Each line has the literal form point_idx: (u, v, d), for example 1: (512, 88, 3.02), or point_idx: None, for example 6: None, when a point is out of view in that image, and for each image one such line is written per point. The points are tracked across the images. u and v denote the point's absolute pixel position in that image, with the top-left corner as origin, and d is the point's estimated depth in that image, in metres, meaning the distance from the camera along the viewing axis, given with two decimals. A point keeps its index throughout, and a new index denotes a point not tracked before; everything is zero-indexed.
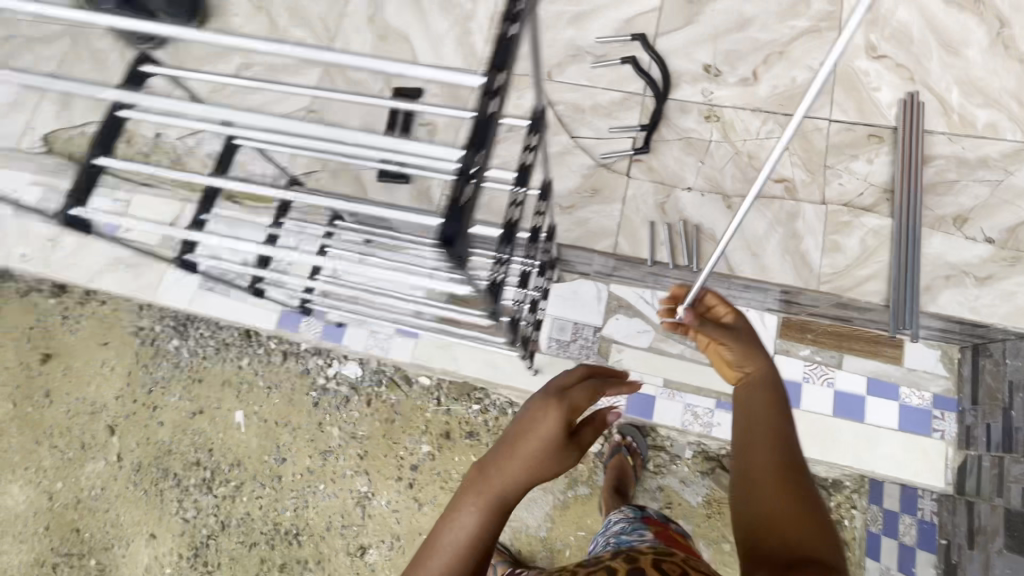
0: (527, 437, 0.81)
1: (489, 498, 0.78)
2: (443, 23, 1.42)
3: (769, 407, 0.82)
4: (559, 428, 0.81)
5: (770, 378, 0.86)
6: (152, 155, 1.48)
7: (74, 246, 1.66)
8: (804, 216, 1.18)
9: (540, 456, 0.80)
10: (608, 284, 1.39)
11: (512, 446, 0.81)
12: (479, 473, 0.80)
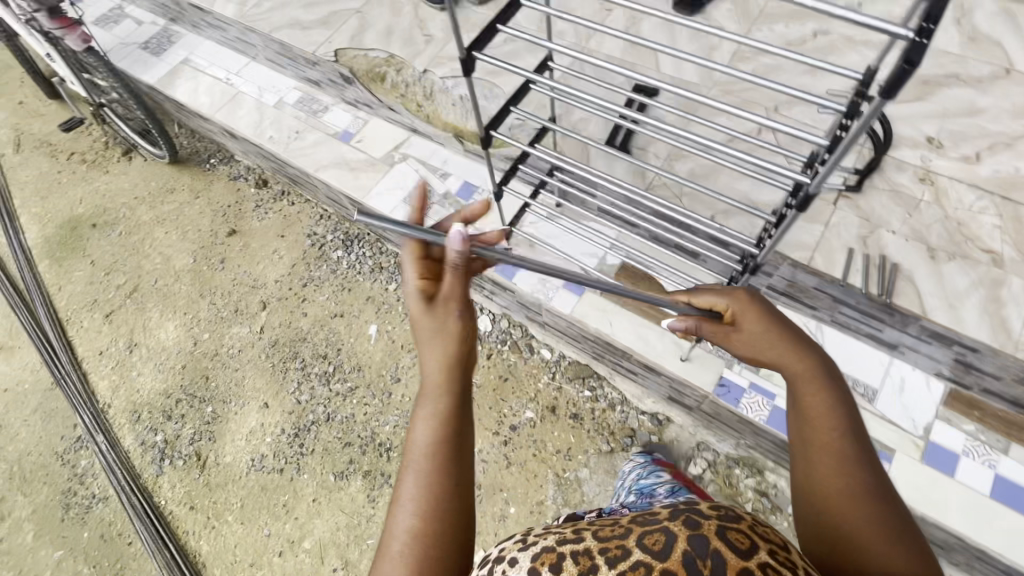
0: (425, 337, 0.86)
1: (437, 402, 0.85)
2: (690, 46, 1.64)
3: (824, 406, 0.83)
4: (464, 334, 0.86)
5: (817, 376, 0.85)
6: (415, 85, 1.77)
7: (315, 142, 1.97)
8: (1010, 285, 1.29)
9: (449, 335, 0.85)
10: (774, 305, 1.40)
11: (425, 356, 0.87)
12: (424, 390, 0.87)
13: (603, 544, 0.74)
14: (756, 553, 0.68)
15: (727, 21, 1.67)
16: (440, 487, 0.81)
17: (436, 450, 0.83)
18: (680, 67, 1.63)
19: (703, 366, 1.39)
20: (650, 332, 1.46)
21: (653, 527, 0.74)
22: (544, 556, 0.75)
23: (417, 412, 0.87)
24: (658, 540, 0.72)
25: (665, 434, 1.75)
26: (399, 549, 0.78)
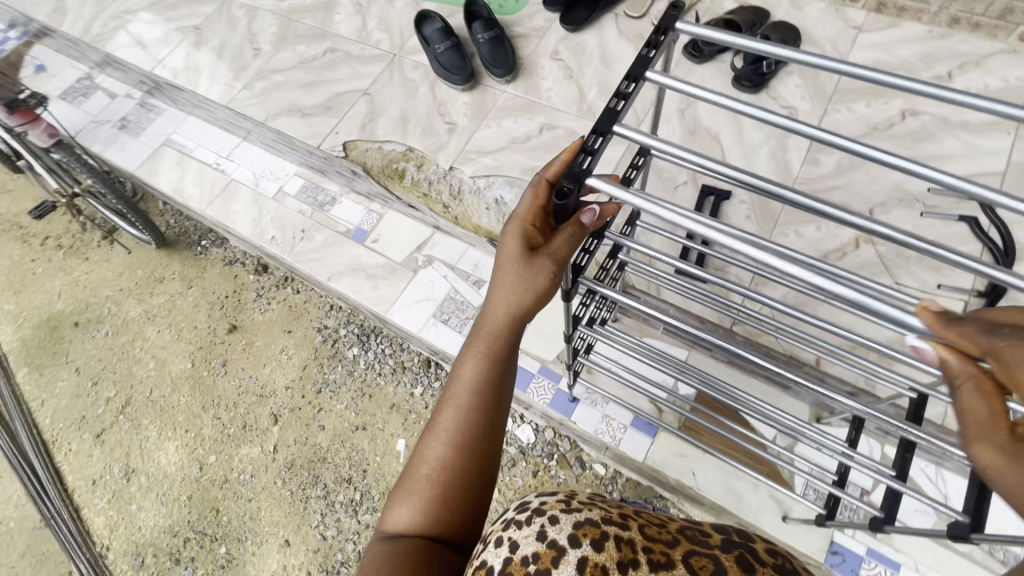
0: (507, 266, 0.61)
1: (490, 349, 0.64)
2: (760, 133, 1.42)
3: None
4: (547, 292, 0.62)
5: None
6: (439, 184, 1.58)
7: (326, 242, 1.72)
8: None
9: (518, 289, 0.61)
10: (882, 442, 1.18)
11: (500, 293, 0.62)
12: (485, 327, 0.64)
13: (648, 543, 0.58)
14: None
15: (797, 99, 1.45)
16: (472, 437, 0.62)
17: (480, 392, 0.64)
18: (750, 159, 1.40)
19: (809, 529, 1.20)
20: (742, 485, 1.27)
21: (703, 548, 0.57)
22: (588, 528, 0.58)
23: (468, 345, 0.66)
24: (707, 566, 0.55)
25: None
26: (420, 480, 0.62)
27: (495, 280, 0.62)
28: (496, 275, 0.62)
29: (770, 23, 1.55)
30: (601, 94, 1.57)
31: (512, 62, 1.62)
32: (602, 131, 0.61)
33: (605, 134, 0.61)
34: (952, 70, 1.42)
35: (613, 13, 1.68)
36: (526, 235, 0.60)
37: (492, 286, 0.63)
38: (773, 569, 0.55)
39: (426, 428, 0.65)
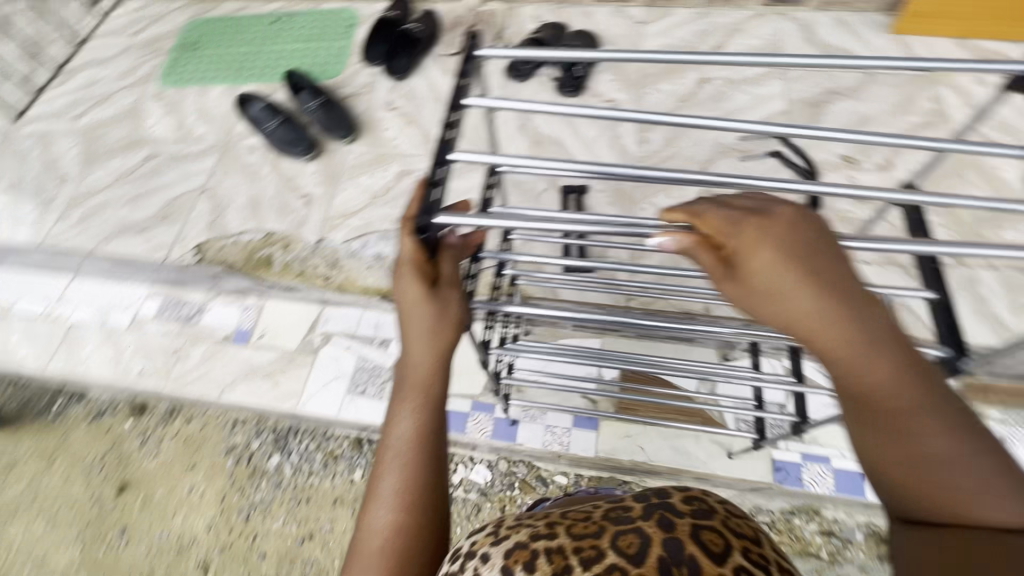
0: (411, 312, 0.59)
1: (422, 400, 0.60)
2: (593, 129, 1.57)
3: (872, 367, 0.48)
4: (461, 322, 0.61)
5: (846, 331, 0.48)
6: (313, 259, 1.53)
7: (205, 357, 1.57)
8: (982, 279, 1.24)
9: (435, 328, 0.59)
10: (780, 358, 1.33)
11: (414, 337, 0.60)
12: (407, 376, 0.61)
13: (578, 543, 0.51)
14: (731, 555, 0.49)
15: (614, 92, 1.63)
16: (418, 492, 0.58)
17: (420, 444, 0.60)
18: (593, 152, 1.53)
19: (752, 458, 1.32)
20: (686, 442, 1.36)
21: (626, 524, 0.52)
22: (517, 553, 0.51)
23: (396, 400, 0.62)
24: (633, 542, 0.50)
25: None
26: (372, 555, 0.56)
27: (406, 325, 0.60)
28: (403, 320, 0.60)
29: (570, 34, 1.73)
30: (446, 131, 1.63)
31: (350, 121, 1.63)
32: (439, 160, 0.62)
33: (445, 162, 0.63)
34: (722, 40, 1.68)
35: (431, 54, 1.78)
36: (418, 273, 0.57)
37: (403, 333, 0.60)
38: (692, 519, 0.52)
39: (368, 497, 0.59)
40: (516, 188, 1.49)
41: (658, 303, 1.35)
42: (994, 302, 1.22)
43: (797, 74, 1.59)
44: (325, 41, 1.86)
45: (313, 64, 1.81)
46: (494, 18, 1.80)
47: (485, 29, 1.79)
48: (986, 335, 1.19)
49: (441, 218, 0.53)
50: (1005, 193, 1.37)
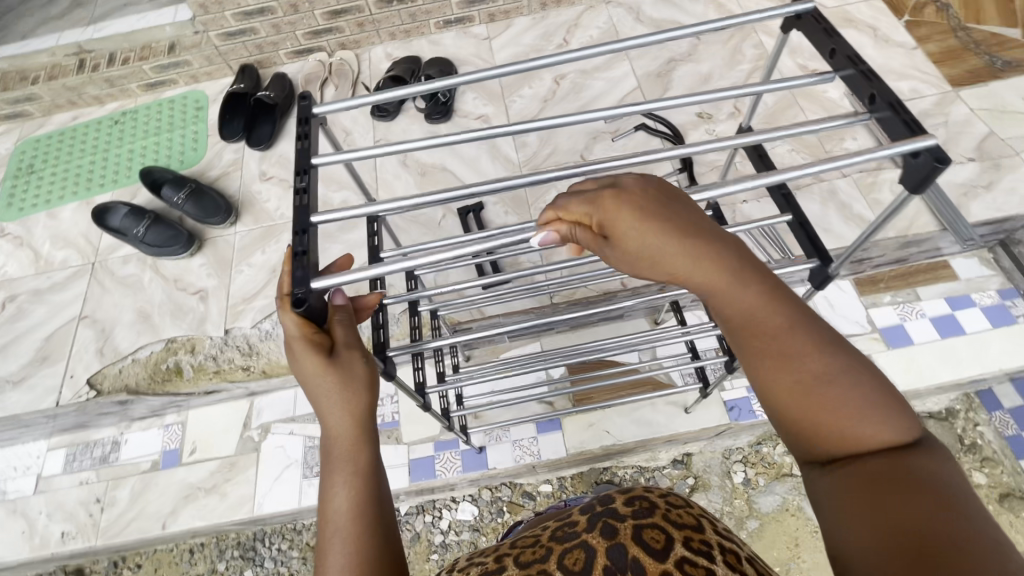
0: (316, 382, 0.57)
1: (354, 464, 0.57)
2: (472, 146, 1.60)
3: (746, 298, 0.52)
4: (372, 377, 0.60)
5: (718, 263, 0.52)
6: (224, 354, 1.41)
7: (131, 496, 1.43)
8: (839, 187, 1.40)
9: (346, 382, 0.58)
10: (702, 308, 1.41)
11: (327, 405, 0.58)
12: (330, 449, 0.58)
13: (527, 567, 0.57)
14: (674, 547, 0.54)
15: (482, 108, 1.68)
16: (370, 565, 0.52)
17: (360, 513, 0.55)
18: (478, 169, 1.56)
19: (706, 407, 1.38)
20: (644, 412, 1.40)
21: (571, 540, 0.58)
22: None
23: (325, 474, 0.57)
24: (579, 556, 0.56)
25: (695, 471, 1.44)
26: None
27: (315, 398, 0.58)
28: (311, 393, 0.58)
29: (424, 64, 1.77)
30: (329, 186, 1.60)
31: (227, 203, 1.55)
32: (304, 227, 0.62)
33: (308, 229, 0.62)
34: (565, 37, 1.79)
35: (293, 115, 1.75)
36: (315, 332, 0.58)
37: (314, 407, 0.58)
38: (632, 519, 0.58)
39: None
40: (415, 222, 1.49)
41: (579, 292, 1.38)
42: (855, 204, 1.37)
43: (638, 51, 1.72)
44: (177, 130, 1.78)
45: (170, 156, 1.72)
46: (346, 66, 1.80)
47: (340, 79, 1.79)
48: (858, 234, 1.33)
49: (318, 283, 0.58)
50: (835, 110, 1.55)
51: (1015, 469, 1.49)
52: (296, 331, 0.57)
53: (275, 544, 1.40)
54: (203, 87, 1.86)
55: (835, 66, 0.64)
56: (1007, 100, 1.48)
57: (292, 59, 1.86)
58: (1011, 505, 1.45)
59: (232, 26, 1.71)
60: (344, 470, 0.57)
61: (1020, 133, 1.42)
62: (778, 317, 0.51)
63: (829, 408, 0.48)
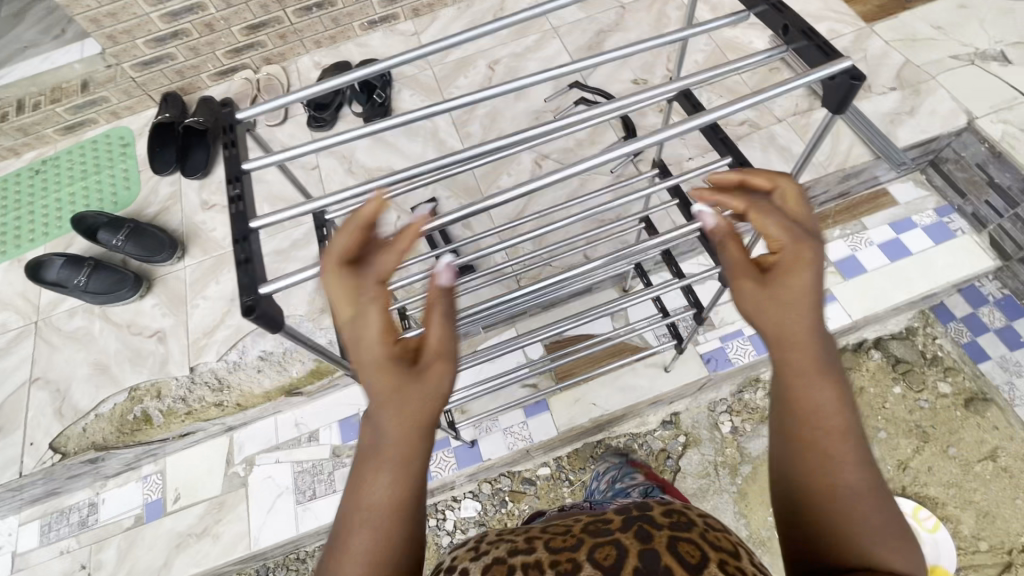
0: (384, 374, 0.51)
1: (398, 468, 0.50)
2: (416, 145, 1.58)
3: (817, 385, 0.55)
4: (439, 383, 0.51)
5: (809, 333, 0.57)
6: (193, 393, 1.35)
7: (117, 556, 1.36)
8: (776, 133, 1.44)
9: (421, 382, 0.51)
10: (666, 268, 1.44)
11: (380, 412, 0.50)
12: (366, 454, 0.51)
13: (556, 555, 0.58)
14: (708, 564, 0.54)
15: (420, 104, 1.66)
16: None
17: (396, 520, 0.49)
18: None
19: (684, 362, 1.41)
20: (626, 379, 1.42)
21: (603, 537, 0.59)
22: (495, 570, 0.58)
23: (366, 464, 0.51)
24: (610, 552, 0.57)
25: (684, 429, 1.51)
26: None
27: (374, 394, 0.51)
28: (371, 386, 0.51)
29: (354, 68, 1.73)
30: (275, 205, 1.55)
31: (171, 237, 1.48)
32: (244, 235, 0.60)
33: (247, 236, 0.60)
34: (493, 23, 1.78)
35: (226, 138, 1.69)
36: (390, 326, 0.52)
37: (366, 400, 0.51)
38: (668, 531, 0.59)
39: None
40: None
41: (544, 272, 1.40)
42: (793, 146, 1.42)
43: (567, 28, 1.73)
44: (105, 170, 1.69)
45: (102, 198, 1.63)
46: (274, 80, 1.74)
47: (270, 94, 1.73)
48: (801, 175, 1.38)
49: (265, 288, 0.56)
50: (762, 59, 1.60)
51: (975, 373, 1.58)
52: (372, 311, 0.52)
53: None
54: (126, 122, 1.78)
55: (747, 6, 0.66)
56: (917, 28, 1.55)
57: (216, 81, 1.79)
58: (976, 408, 1.54)
59: (146, 55, 1.64)
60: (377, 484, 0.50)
61: (933, 57, 1.49)
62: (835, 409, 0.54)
63: (856, 510, 0.50)
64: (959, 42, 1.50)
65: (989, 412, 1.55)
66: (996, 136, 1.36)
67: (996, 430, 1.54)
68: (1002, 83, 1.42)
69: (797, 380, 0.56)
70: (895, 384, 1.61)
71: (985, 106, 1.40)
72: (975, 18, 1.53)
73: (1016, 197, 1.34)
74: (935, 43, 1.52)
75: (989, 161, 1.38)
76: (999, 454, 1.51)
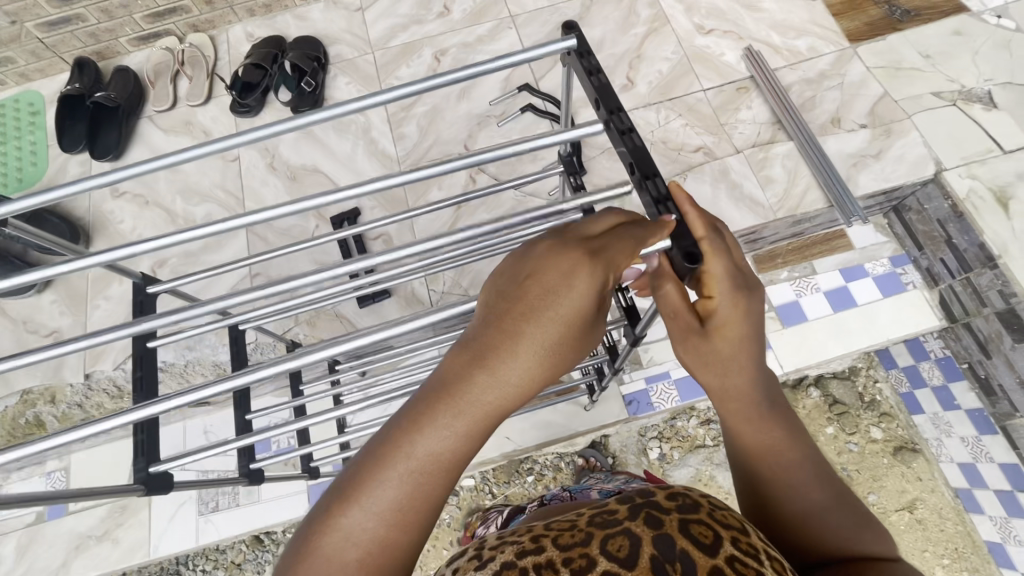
0: (559, 318, 0.45)
1: (476, 417, 0.44)
2: (347, 143, 1.46)
3: (765, 426, 0.48)
4: (559, 357, 0.46)
5: (751, 384, 0.48)
6: (90, 400, 1.30)
7: (16, 552, 1.35)
8: (731, 167, 1.36)
9: (556, 339, 0.45)
10: None
11: (525, 351, 0.44)
12: (476, 372, 0.44)
13: (567, 550, 0.38)
14: (725, 546, 0.37)
15: (356, 95, 1.52)
16: (411, 525, 0.43)
17: (441, 471, 0.44)
18: (354, 168, 1.43)
19: (605, 403, 1.37)
20: (544, 414, 1.37)
21: (614, 524, 0.39)
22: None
23: (435, 404, 0.44)
24: (625, 543, 0.37)
25: (612, 451, 1.40)
26: (344, 563, 0.41)
27: (523, 328, 0.45)
28: (530, 316, 0.45)
29: (287, 45, 1.56)
30: (190, 198, 1.44)
31: (72, 227, 1.37)
32: None
33: None
34: (445, 3, 1.59)
35: (144, 117, 1.55)
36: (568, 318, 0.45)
37: (509, 322, 0.45)
38: (681, 512, 0.40)
39: (349, 491, 0.43)
40: (285, 236, 1.37)
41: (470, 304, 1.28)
42: (745, 183, 1.34)
43: (526, 17, 1.56)
44: (12, 141, 1.55)
45: (5, 174, 1.50)
46: (199, 54, 1.58)
47: (194, 69, 1.57)
48: (748, 217, 1.30)
49: None
50: (731, 76, 1.46)
51: (908, 424, 1.39)
52: (604, 255, 0.46)
53: (201, 566, 1.37)
54: (38, 85, 1.62)
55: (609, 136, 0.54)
56: (903, 55, 1.41)
57: (137, 46, 1.62)
58: (902, 457, 1.35)
59: (51, 15, 1.46)
60: (473, 415, 0.44)
61: (913, 92, 1.37)
62: (784, 438, 0.48)
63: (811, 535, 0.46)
64: (945, 77, 1.37)
65: (916, 463, 1.36)
66: (960, 194, 1.26)
67: (917, 484, 1.34)
68: (982, 131, 1.30)
69: (749, 420, 0.48)
70: (827, 424, 1.38)
71: (956, 157, 1.29)
72: (970, 49, 1.38)
73: (969, 262, 1.24)
74: (918, 75, 1.39)
75: (949, 220, 1.27)
76: (918, 505, 1.32)
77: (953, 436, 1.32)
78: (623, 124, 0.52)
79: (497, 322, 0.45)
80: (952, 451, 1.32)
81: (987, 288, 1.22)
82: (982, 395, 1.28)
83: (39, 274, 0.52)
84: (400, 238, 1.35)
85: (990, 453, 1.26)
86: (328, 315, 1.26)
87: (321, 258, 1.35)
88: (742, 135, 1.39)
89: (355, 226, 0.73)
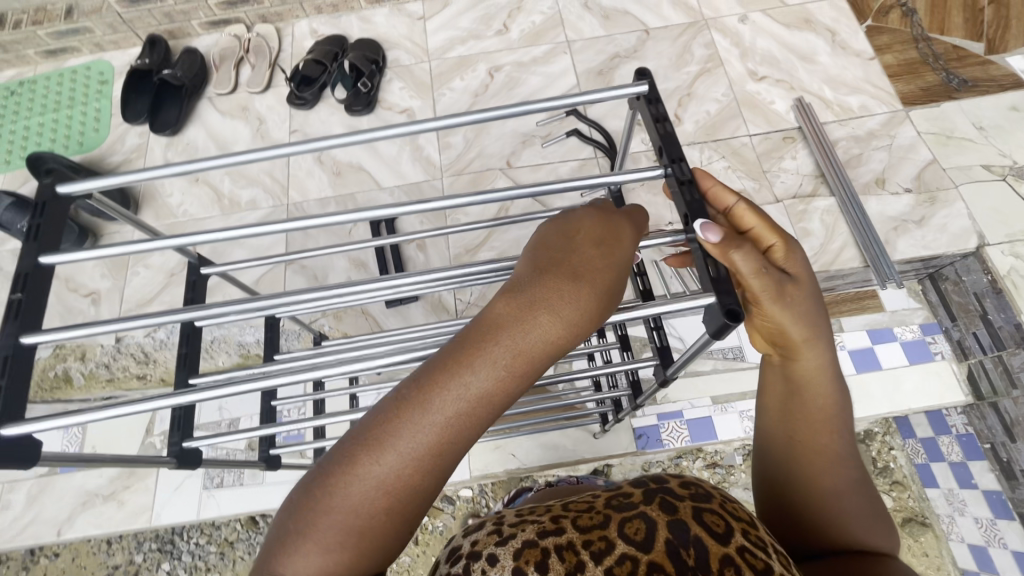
0: (595, 275, 0.42)
1: (507, 370, 0.40)
2: (393, 145, 1.49)
3: (828, 403, 0.51)
4: (597, 315, 0.41)
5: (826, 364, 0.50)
6: (118, 361, 1.35)
7: (27, 499, 1.40)
8: (769, 215, 1.36)
9: (594, 295, 0.41)
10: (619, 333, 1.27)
11: (555, 308, 0.40)
12: (499, 328, 0.40)
13: (586, 532, 0.39)
14: (736, 537, 0.38)
15: (407, 101, 1.56)
16: (426, 482, 0.39)
17: (464, 426, 0.39)
18: (397, 171, 1.47)
19: (615, 433, 1.37)
20: (552, 436, 1.38)
21: (628, 506, 0.40)
22: (526, 554, 0.38)
23: (467, 353, 0.40)
24: (641, 527, 0.39)
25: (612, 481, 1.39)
26: (350, 522, 0.38)
27: (552, 288, 0.41)
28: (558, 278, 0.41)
29: (349, 45, 1.61)
30: (236, 180, 1.49)
31: (123, 195, 1.43)
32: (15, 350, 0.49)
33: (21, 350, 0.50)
34: (505, 22, 1.63)
35: (204, 97, 1.61)
36: (600, 276, 0.42)
37: (542, 279, 0.41)
38: (696, 498, 0.40)
39: (356, 446, 0.39)
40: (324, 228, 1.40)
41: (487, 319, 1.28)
42: None
43: (582, 44, 1.59)
44: (79, 106, 1.63)
45: (68, 136, 1.58)
46: (264, 43, 1.64)
47: (257, 58, 1.63)
48: None
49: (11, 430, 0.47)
50: (779, 125, 1.46)
51: (921, 496, 1.31)
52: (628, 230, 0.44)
53: (193, 538, 1.39)
54: (110, 57, 1.70)
55: (667, 183, 0.55)
56: (957, 124, 1.40)
57: (207, 29, 1.70)
58: (910, 530, 1.28)
59: None
60: (495, 374, 0.39)
61: (962, 163, 1.36)
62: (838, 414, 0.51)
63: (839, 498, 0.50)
64: (997, 151, 1.36)
65: (924, 538, 1.28)
66: (1001, 270, 1.24)
67: (921, 559, 1.28)
68: None
69: (817, 396, 0.50)
70: None
71: (1000, 234, 1.27)
72: None
73: (1003, 341, 1.22)
74: (968, 146, 1.38)
75: (987, 295, 1.26)
76: None
77: (966, 515, 1.26)
78: (682, 174, 0.54)
79: (533, 274, 0.42)
80: (964, 531, 1.26)
81: (1019, 369, 1.20)
82: (1004, 477, 1.26)
83: (109, 252, 0.53)
84: (433, 244, 1.38)
85: (1004, 538, 1.21)
86: (355, 311, 1.29)
87: (354, 254, 1.38)
88: (783, 184, 1.39)
89: (396, 236, 0.75)
